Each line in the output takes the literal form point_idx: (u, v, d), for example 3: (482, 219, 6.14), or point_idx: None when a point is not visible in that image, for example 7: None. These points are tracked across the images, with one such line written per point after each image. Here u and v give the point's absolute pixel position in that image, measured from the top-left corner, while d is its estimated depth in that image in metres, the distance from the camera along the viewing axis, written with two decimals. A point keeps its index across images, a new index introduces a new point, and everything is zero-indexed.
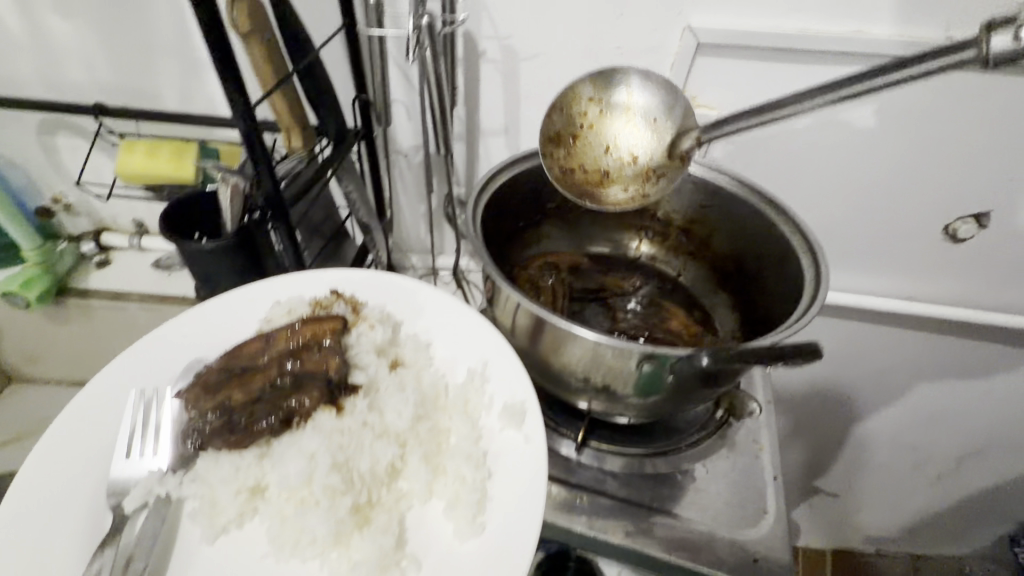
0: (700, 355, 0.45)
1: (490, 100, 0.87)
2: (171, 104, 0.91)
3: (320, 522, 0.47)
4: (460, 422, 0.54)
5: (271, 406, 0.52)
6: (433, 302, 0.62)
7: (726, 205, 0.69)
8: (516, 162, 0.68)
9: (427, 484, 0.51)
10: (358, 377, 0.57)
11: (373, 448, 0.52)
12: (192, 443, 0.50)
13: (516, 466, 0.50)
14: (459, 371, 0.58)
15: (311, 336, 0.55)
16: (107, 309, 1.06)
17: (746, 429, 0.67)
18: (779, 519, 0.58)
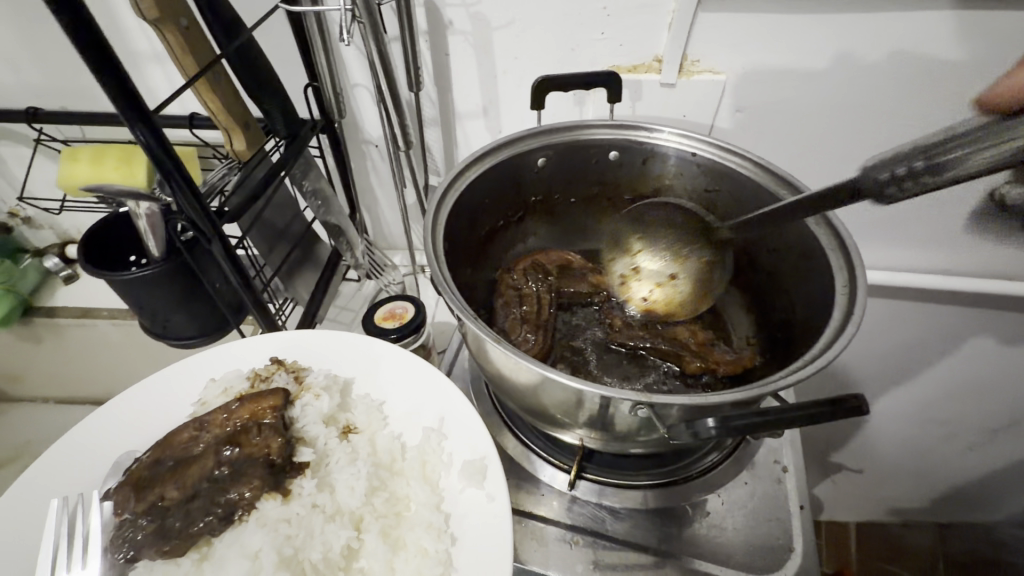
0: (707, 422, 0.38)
1: (463, 79, 0.77)
2: (112, 105, 0.82)
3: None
4: (417, 489, 0.50)
5: (210, 505, 0.48)
6: (387, 359, 0.59)
7: (738, 192, 0.60)
8: (485, 156, 0.58)
9: (386, 564, 0.47)
10: (306, 454, 0.53)
11: (325, 534, 0.48)
12: (124, 555, 0.46)
13: (480, 534, 0.46)
14: (416, 433, 0.54)
15: (250, 416, 0.51)
16: (76, 327, 1.00)
17: (765, 448, 0.59)
18: (807, 557, 0.51)
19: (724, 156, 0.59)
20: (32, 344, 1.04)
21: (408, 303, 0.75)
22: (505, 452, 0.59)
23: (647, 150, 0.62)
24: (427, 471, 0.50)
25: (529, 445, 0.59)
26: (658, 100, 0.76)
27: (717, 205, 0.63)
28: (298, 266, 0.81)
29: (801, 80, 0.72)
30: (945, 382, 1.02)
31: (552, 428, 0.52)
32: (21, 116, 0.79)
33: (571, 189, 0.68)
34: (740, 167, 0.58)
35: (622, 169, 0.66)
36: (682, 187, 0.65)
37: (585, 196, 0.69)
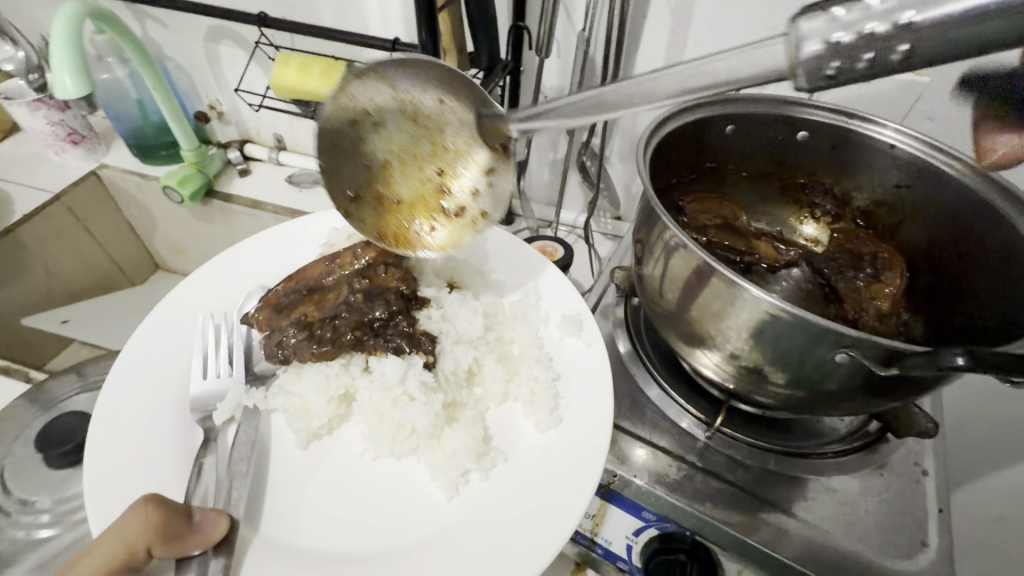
0: (953, 355, 0.36)
1: (651, 42, 0.80)
2: (327, 21, 0.92)
3: (420, 415, 0.57)
4: (525, 332, 0.65)
5: (354, 326, 0.62)
6: (483, 241, 0.75)
7: (934, 188, 0.58)
8: (714, 104, 0.60)
9: (503, 387, 0.61)
10: (425, 294, 0.69)
11: (455, 352, 0.64)
12: (280, 355, 0.59)
13: (584, 371, 0.58)
14: (515, 293, 0.71)
15: (377, 259, 0.65)
16: (245, 216, 1.13)
17: (906, 448, 0.58)
18: (943, 557, 0.50)
19: (930, 152, 0.57)
20: (202, 223, 1.18)
21: (557, 244, 0.80)
22: (640, 393, 0.62)
23: (844, 134, 0.62)
24: (530, 319, 0.66)
25: (672, 396, 0.61)
26: (845, 93, 0.76)
27: (905, 202, 0.62)
28: None
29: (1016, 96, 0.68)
30: None
31: (705, 366, 0.55)
32: (254, 18, 0.90)
33: (746, 164, 0.70)
34: (947, 165, 0.56)
35: (806, 151, 0.66)
36: (868, 180, 0.64)
37: (756, 173, 0.71)
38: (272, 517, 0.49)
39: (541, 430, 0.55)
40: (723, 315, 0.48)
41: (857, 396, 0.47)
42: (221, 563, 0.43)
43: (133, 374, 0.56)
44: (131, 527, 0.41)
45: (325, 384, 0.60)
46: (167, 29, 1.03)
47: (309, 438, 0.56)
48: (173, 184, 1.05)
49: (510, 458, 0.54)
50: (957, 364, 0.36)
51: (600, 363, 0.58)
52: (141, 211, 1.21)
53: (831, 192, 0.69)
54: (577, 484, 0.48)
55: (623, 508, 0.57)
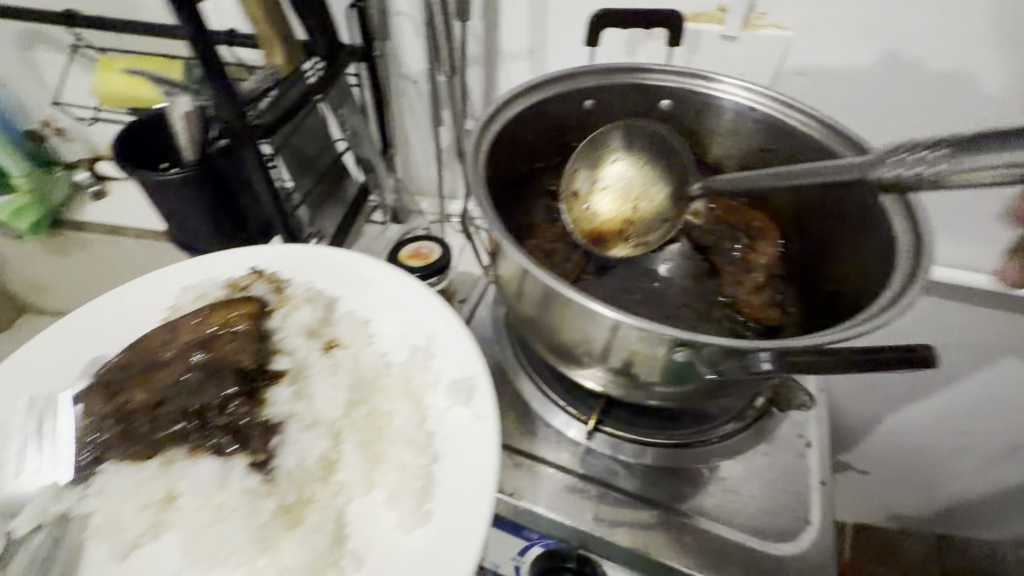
0: (761, 359, 0.36)
1: (513, 16, 0.73)
2: (151, 16, 0.80)
3: (240, 530, 0.41)
4: (403, 404, 0.48)
5: (178, 412, 0.46)
6: (377, 281, 0.55)
7: (794, 148, 0.56)
8: (559, 80, 0.56)
9: (366, 475, 0.45)
10: (282, 362, 0.50)
11: (301, 442, 0.46)
12: (90, 455, 0.44)
13: (461, 450, 0.45)
14: (403, 349, 0.52)
15: (220, 325, 0.49)
16: (103, 244, 1.00)
17: (791, 422, 0.57)
18: (824, 533, 0.49)
19: (786, 112, 0.55)
20: (57, 256, 1.05)
21: (434, 244, 0.73)
22: (521, 401, 0.58)
23: (704, 100, 0.58)
24: (412, 386, 0.49)
25: (553, 400, 0.57)
26: (716, 54, 0.72)
27: (771, 165, 0.59)
28: (324, 201, 0.79)
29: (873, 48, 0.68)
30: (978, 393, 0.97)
31: (573, 369, 0.51)
32: (61, 17, 0.77)
33: None
34: (803, 124, 0.54)
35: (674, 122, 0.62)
36: (734, 146, 0.61)
37: None
38: None
39: (404, 531, 0.41)
40: (571, 319, 0.44)
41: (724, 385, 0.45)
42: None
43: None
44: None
45: (132, 492, 0.43)
46: None
47: (126, 550, 0.40)
48: (5, 218, 0.94)
49: (368, 563, 0.40)
50: (764, 367, 0.36)
51: (485, 456, 0.44)
52: None
53: (704, 161, 0.64)
54: None
55: (504, 530, 0.53)
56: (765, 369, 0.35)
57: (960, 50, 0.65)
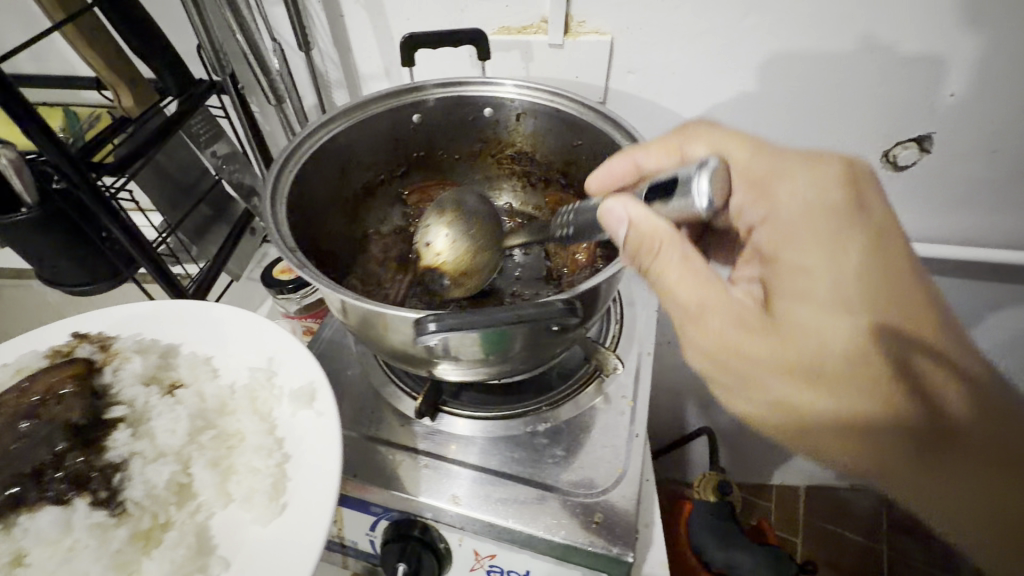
0: (427, 322, 0.46)
1: (362, 41, 0.79)
2: (24, 65, 0.84)
3: (91, 564, 0.39)
4: (248, 421, 0.48)
5: (8, 477, 0.42)
6: (223, 318, 0.55)
7: (594, 142, 0.63)
8: (377, 100, 0.61)
9: (218, 488, 0.44)
10: (117, 409, 0.48)
11: (145, 472, 0.44)
12: None
13: (313, 440, 0.46)
14: (248, 371, 0.52)
15: (45, 390, 0.46)
16: (9, 288, 1.02)
17: (616, 384, 0.64)
18: (632, 479, 0.55)
19: (582, 110, 0.61)
20: None
21: None
22: (375, 391, 0.64)
23: (516, 106, 0.65)
24: (257, 401, 0.49)
25: (401, 386, 0.63)
26: (549, 61, 0.79)
27: (583, 159, 0.66)
28: (204, 227, 0.84)
29: (682, 43, 0.76)
30: None
31: (412, 367, 0.56)
32: None
33: (453, 147, 0.71)
34: (594, 120, 0.61)
35: (498, 127, 0.69)
36: (552, 143, 0.68)
37: (469, 153, 0.73)
38: None
39: (264, 524, 0.41)
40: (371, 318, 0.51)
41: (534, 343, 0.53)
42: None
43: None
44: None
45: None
46: None
47: None
48: None
49: (235, 563, 0.40)
50: (431, 329, 0.46)
51: (327, 434, 0.45)
52: None
53: (535, 159, 0.71)
54: None
55: (352, 509, 0.57)
56: (432, 330, 0.46)
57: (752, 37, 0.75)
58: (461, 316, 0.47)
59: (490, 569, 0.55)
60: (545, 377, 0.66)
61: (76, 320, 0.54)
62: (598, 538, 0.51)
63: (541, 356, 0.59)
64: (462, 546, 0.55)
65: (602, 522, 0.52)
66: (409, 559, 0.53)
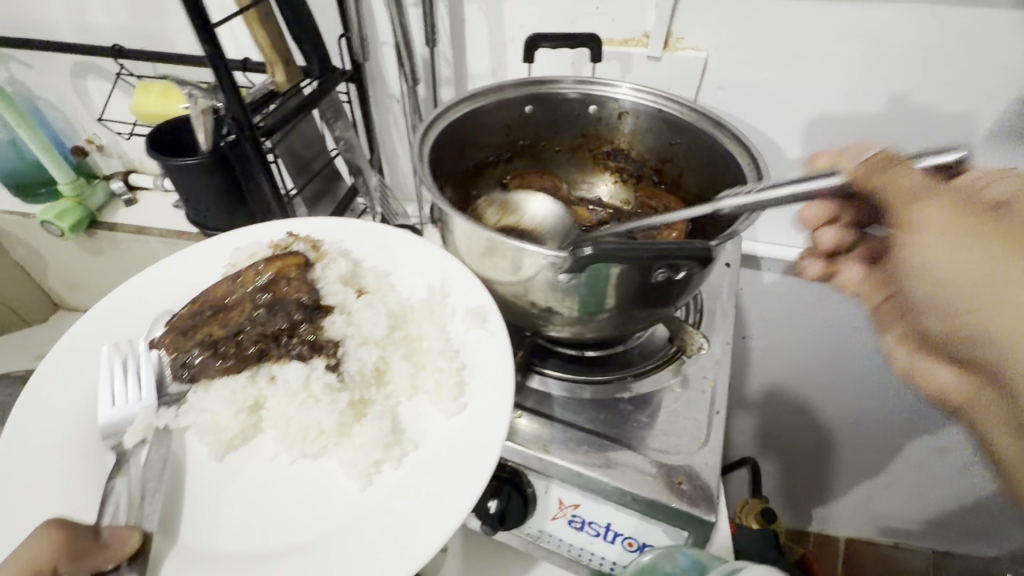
0: (582, 248, 0.47)
1: (476, 43, 0.89)
2: (181, 47, 0.97)
3: (323, 416, 0.54)
4: (429, 327, 0.61)
5: (258, 338, 0.58)
6: (397, 241, 0.70)
7: (692, 141, 0.68)
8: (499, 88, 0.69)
9: (410, 377, 0.58)
10: (330, 300, 0.63)
11: (358, 352, 0.59)
12: (185, 375, 0.56)
13: (490, 362, 0.56)
14: (424, 290, 0.65)
15: (275, 273, 0.61)
16: (133, 242, 1.15)
17: (697, 365, 0.67)
18: (714, 449, 0.58)
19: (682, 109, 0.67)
20: (93, 255, 1.20)
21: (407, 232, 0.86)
22: None
23: (622, 105, 0.71)
24: (436, 314, 0.62)
25: None
26: (646, 72, 0.86)
27: (679, 156, 0.72)
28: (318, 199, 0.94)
29: (772, 63, 0.82)
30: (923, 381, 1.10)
31: (520, 318, 0.65)
32: (109, 51, 0.96)
33: (556, 140, 0.79)
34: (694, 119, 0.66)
35: (599, 123, 0.75)
36: (650, 142, 0.74)
37: (568, 147, 0.80)
38: (189, 525, 0.47)
39: (448, 417, 0.53)
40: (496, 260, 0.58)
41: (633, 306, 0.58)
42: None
43: (34, 404, 0.52)
44: (38, 548, 0.41)
45: (230, 397, 0.55)
46: (33, 69, 1.07)
47: (223, 450, 0.52)
48: (50, 219, 1.08)
49: (422, 446, 0.52)
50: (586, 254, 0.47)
51: (502, 353, 0.56)
52: (28, 250, 1.23)
53: (631, 157, 0.78)
54: (477, 470, 0.48)
55: None
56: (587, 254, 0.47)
57: (843, 62, 0.79)
58: (618, 244, 0.47)
59: (571, 519, 0.59)
60: (627, 355, 0.70)
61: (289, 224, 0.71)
62: (683, 496, 0.54)
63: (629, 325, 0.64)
64: (548, 493, 0.59)
65: (686, 483, 0.55)
66: (501, 497, 0.57)
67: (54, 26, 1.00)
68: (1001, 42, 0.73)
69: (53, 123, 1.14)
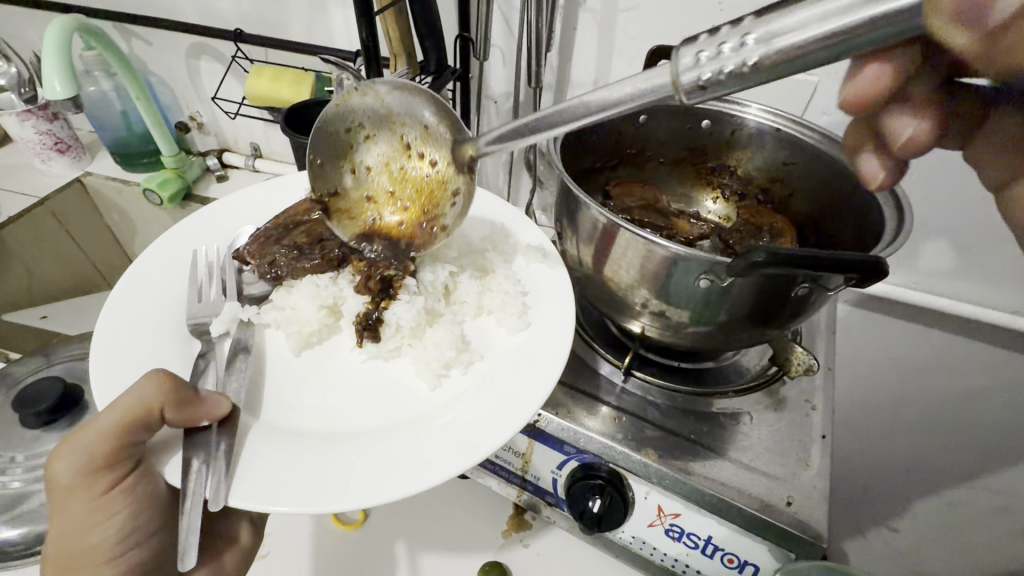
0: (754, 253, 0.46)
1: (584, 51, 0.90)
2: (296, 36, 1.02)
3: (403, 313, 0.61)
4: (494, 259, 0.68)
5: (337, 244, 0.69)
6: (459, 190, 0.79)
7: (812, 162, 0.68)
8: None
9: (477, 303, 0.64)
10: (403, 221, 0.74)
11: (434, 268, 0.67)
12: (272, 273, 0.66)
13: (548, 287, 0.62)
14: (485, 227, 0.74)
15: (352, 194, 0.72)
16: None
17: (799, 388, 0.66)
18: (822, 474, 0.57)
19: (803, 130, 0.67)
20: (180, 225, 1.25)
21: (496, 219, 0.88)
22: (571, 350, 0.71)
23: (738, 121, 0.72)
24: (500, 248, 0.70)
25: (598, 350, 0.71)
26: (753, 92, 0.86)
27: (792, 177, 0.72)
28: None
29: None
30: None
31: (627, 319, 0.65)
32: (231, 34, 1.01)
33: (661, 151, 0.80)
34: (813, 138, 0.66)
35: (710, 138, 0.76)
36: (761, 160, 0.74)
37: (673, 159, 0.81)
38: (271, 409, 0.51)
39: (512, 333, 0.57)
40: (621, 240, 0.57)
41: (752, 322, 0.57)
42: (225, 443, 0.45)
43: (136, 289, 0.58)
44: (148, 392, 0.45)
45: (316, 293, 0.63)
46: (152, 46, 1.13)
47: (302, 345, 0.58)
48: (152, 187, 1.13)
49: (488, 356, 0.56)
50: (758, 259, 0.45)
51: (561, 281, 0.62)
52: (120, 215, 1.29)
53: (737, 173, 0.79)
54: (541, 369, 0.51)
55: (546, 444, 0.62)
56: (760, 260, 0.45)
57: None
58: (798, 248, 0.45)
59: (669, 528, 0.59)
60: (725, 371, 0.70)
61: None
62: (794, 518, 0.53)
63: (738, 343, 0.63)
64: (648, 498, 0.58)
65: (794, 504, 0.54)
66: (604, 496, 0.57)
67: (179, 7, 1.06)
68: None
69: (162, 98, 1.20)
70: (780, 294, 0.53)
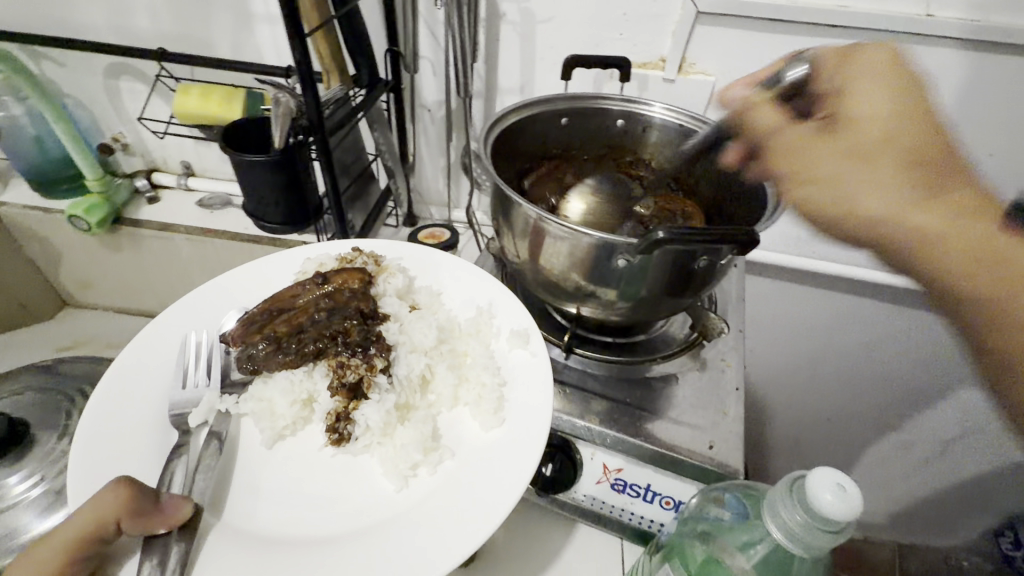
0: (658, 231, 0.54)
1: (508, 60, 0.97)
2: (223, 52, 1.02)
3: (373, 412, 0.61)
4: (475, 344, 0.68)
5: (317, 335, 0.67)
6: (443, 266, 0.79)
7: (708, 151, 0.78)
8: (543, 102, 0.79)
9: (454, 390, 0.65)
10: (387, 307, 0.72)
11: (408, 359, 0.67)
12: (249, 367, 0.64)
13: (527, 380, 0.63)
14: (470, 311, 0.73)
15: (340, 283, 0.70)
16: (155, 239, 1.18)
17: (715, 349, 0.76)
18: (737, 420, 0.66)
19: (699, 124, 0.78)
20: (112, 250, 1.21)
21: (444, 230, 1.04)
22: None
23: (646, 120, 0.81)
24: (480, 332, 0.69)
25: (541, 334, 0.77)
26: (661, 91, 0.96)
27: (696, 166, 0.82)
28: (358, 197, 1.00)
29: None
30: (890, 374, 1.23)
31: (563, 302, 0.72)
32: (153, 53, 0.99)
33: (585, 148, 0.88)
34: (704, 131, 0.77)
35: (626, 136, 0.85)
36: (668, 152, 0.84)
37: (596, 156, 0.89)
38: (232, 507, 0.54)
39: (487, 428, 0.59)
40: (550, 240, 0.65)
41: (665, 296, 0.66)
42: (182, 547, 0.48)
43: (124, 375, 0.61)
44: (109, 501, 0.47)
45: (289, 388, 0.63)
46: (65, 68, 1.10)
47: (274, 439, 0.60)
48: (79, 213, 1.10)
49: (458, 454, 0.58)
50: (661, 237, 0.54)
51: (541, 370, 0.63)
52: (41, 245, 1.23)
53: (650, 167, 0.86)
54: (498, 497, 0.52)
55: None
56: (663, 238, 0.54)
57: None
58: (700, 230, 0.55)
59: (614, 483, 0.66)
60: (653, 342, 0.79)
61: (355, 244, 0.81)
62: (716, 458, 0.62)
63: (658, 316, 0.71)
64: (594, 459, 0.65)
65: (716, 448, 0.63)
66: (555, 461, 0.64)
67: (94, 29, 1.03)
68: (964, 81, 0.86)
69: (80, 121, 1.16)
70: (686, 267, 0.62)
